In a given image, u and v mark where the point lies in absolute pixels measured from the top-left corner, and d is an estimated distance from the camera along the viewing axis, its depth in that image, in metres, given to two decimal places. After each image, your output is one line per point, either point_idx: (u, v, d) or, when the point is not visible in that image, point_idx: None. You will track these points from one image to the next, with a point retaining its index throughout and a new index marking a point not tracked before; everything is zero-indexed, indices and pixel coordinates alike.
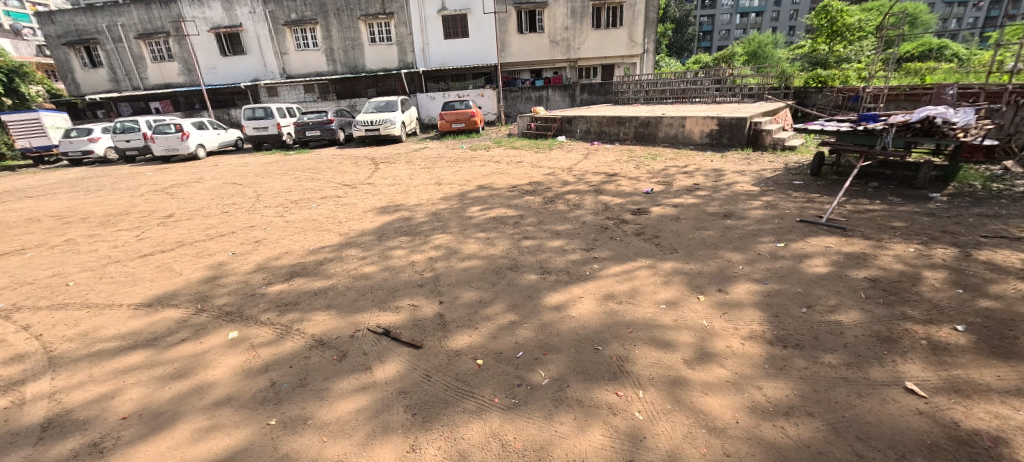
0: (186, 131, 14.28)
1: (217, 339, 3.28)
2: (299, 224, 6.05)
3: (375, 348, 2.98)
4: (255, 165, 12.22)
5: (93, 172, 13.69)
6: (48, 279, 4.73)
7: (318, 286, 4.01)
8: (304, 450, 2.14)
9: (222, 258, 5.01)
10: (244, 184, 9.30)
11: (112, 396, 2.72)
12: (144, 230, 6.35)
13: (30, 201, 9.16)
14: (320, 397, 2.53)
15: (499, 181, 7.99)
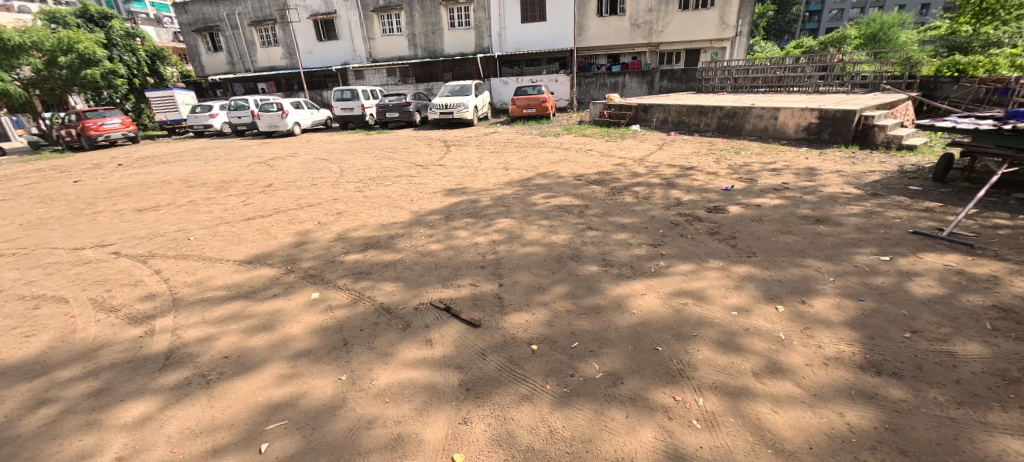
0: (285, 110, 15.83)
1: (300, 298, 3.66)
2: (375, 200, 6.49)
3: (436, 321, 3.13)
4: (341, 143, 13.26)
5: (212, 143, 15.77)
6: (174, 233, 5.57)
7: (388, 259, 4.29)
8: (367, 407, 2.34)
9: (309, 226, 5.54)
10: (331, 160, 10.14)
11: (216, 337, 3.16)
12: (248, 196, 7.21)
13: (164, 166, 10.81)
14: (384, 361, 2.72)
15: (567, 169, 7.89)
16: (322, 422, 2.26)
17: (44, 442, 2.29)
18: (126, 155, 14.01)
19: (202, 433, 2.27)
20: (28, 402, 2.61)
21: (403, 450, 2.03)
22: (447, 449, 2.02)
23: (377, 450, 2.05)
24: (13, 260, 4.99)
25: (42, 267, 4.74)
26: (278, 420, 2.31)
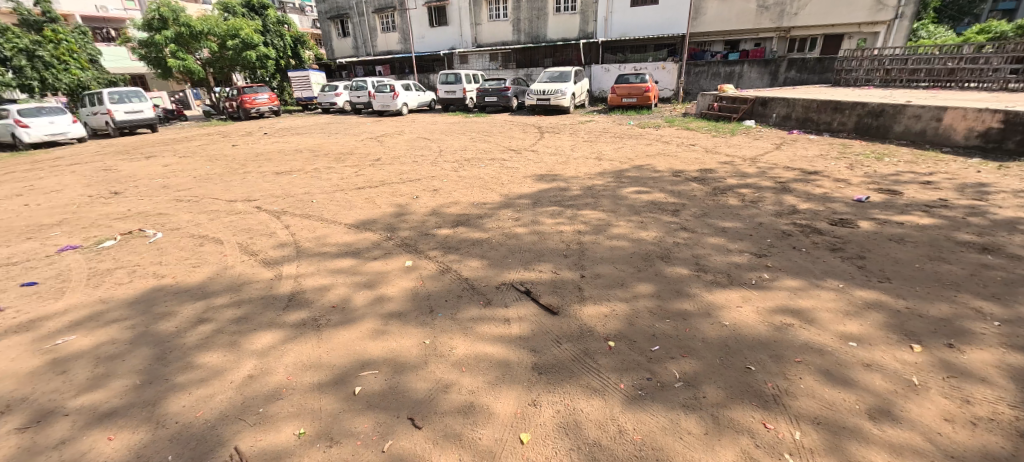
0: (396, 91, 17.19)
1: (396, 263, 4.01)
2: (469, 180, 6.78)
3: (515, 302, 3.21)
4: (442, 124, 14.06)
5: (335, 119, 17.80)
6: (301, 195, 6.45)
7: (476, 237, 4.48)
8: (445, 373, 2.51)
9: (408, 199, 6.00)
10: (432, 140, 10.83)
11: (326, 288, 3.63)
12: (360, 168, 8.03)
13: (298, 137, 12.52)
14: (464, 333, 2.88)
15: (665, 164, 7.42)
16: (404, 379, 2.48)
17: (200, 352, 2.86)
18: (270, 126, 16.49)
19: (310, 369, 2.64)
20: (191, 319, 3.27)
21: (474, 418, 2.15)
22: (514, 426, 2.09)
23: (450, 414, 2.19)
24: (189, 205, 6.23)
25: (206, 213, 5.85)
26: (370, 369, 2.59)
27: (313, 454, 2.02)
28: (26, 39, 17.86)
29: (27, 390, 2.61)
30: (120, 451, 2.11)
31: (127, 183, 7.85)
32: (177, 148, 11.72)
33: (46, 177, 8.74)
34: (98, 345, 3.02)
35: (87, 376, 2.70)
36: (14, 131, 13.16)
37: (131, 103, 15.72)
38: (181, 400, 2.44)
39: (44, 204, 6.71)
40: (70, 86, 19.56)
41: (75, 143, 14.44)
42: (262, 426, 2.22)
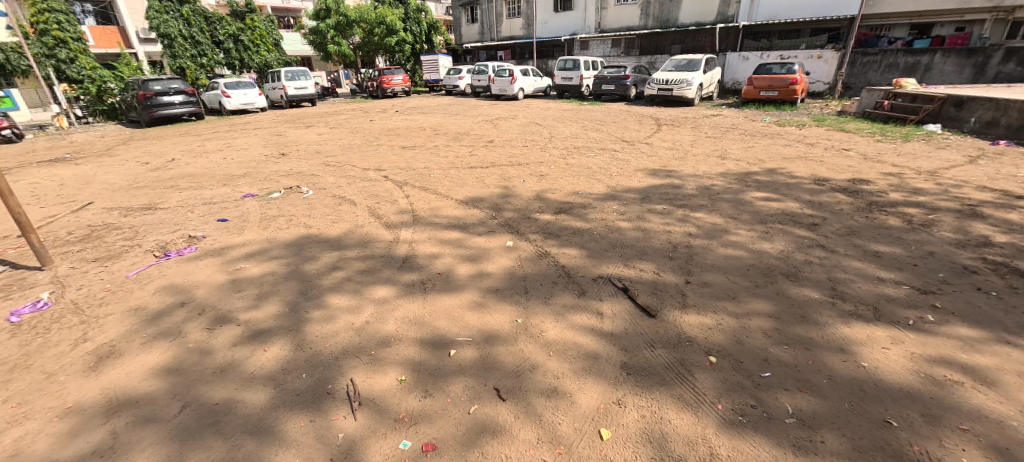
0: (515, 76, 17.59)
1: (497, 242, 4.19)
2: (576, 169, 6.72)
3: (610, 297, 3.12)
4: (556, 111, 14.08)
5: (457, 101, 18.97)
6: (421, 169, 7.08)
7: (577, 226, 4.45)
8: (532, 353, 2.57)
9: (515, 181, 6.18)
10: (544, 126, 10.93)
11: (434, 256, 3.96)
12: (475, 148, 8.49)
13: (423, 116, 13.66)
14: (554, 319, 2.90)
15: (805, 169, 6.41)
16: (494, 351, 2.61)
17: (331, 294, 3.38)
18: (402, 104, 18.26)
19: (414, 325, 2.94)
20: (327, 265, 3.87)
21: (556, 402, 2.18)
22: (595, 420, 2.06)
23: (532, 393, 2.25)
24: (333, 170, 7.28)
25: (345, 177, 6.78)
26: (464, 337, 2.78)
27: (410, 401, 2.27)
28: (234, 27, 22.38)
29: (216, 300, 3.38)
30: (270, 362, 2.63)
31: (291, 146, 9.45)
32: (329, 120, 13.69)
33: (239, 138, 10.97)
34: (263, 275, 3.76)
35: (253, 298, 3.39)
36: (221, 100, 16.70)
37: (299, 80, 18.74)
38: (315, 331, 2.93)
39: (236, 158, 8.44)
40: (260, 65, 24.06)
41: (259, 111, 17.80)
42: (373, 367, 2.56)
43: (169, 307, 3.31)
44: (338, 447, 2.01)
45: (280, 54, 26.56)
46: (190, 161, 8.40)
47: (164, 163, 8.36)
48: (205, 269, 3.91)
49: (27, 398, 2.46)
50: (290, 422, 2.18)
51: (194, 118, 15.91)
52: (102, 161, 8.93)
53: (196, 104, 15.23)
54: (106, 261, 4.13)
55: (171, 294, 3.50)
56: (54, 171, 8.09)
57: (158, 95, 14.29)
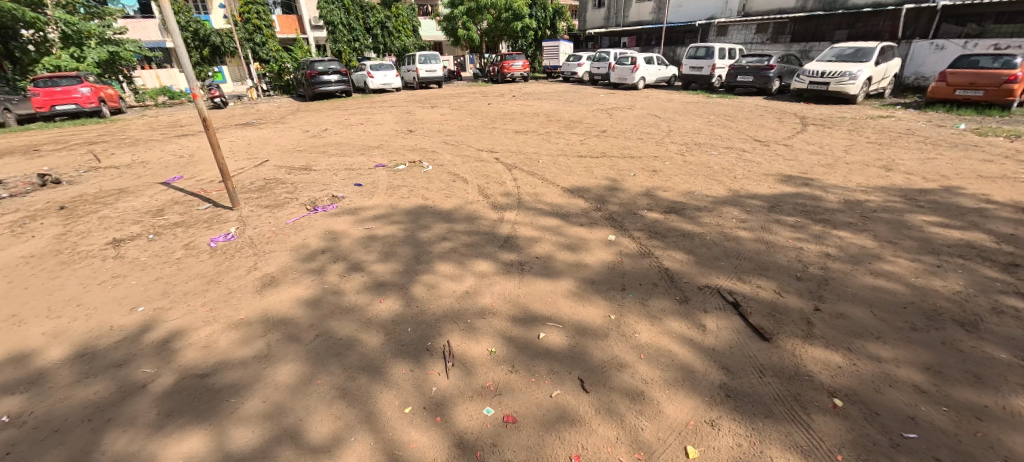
0: (637, 64, 16.70)
1: (599, 235, 4.11)
2: (695, 167, 6.19)
3: (718, 308, 2.85)
4: (679, 102, 13.07)
5: (573, 88, 18.78)
6: (531, 154, 7.22)
7: (688, 229, 4.13)
8: (621, 352, 2.50)
9: (625, 175, 5.94)
10: (663, 118, 10.24)
11: (534, 240, 4.05)
12: (586, 137, 8.35)
13: (538, 102, 13.84)
14: (649, 321, 2.77)
15: (1010, 193, 4.98)
16: (582, 342, 2.60)
17: (438, 262, 3.69)
18: (519, 90, 18.73)
19: (508, 304, 3.06)
20: (437, 235, 4.22)
21: (641, 406, 2.10)
22: (681, 435, 1.93)
23: (617, 392, 2.20)
24: (451, 148, 7.83)
25: (461, 156, 7.25)
26: (555, 324, 2.81)
27: (496, 373, 2.40)
28: (382, 15, 25.08)
29: (347, 252, 3.94)
30: (383, 313, 3.00)
31: (418, 124, 10.39)
32: (452, 102, 14.68)
33: (377, 114, 12.41)
34: (384, 236, 4.26)
35: (376, 255, 3.87)
36: (366, 80, 18.99)
37: (430, 64, 20.34)
38: (421, 292, 3.24)
39: (373, 132, 9.58)
40: (399, 50, 26.71)
41: (394, 91, 19.82)
42: (467, 334, 2.75)
43: (313, 252, 3.97)
44: (430, 399, 2.23)
45: (417, 40, 29.11)
46: (338, 131, 9.78)
47: (319, 132, 9.87)
48: (342, 224, 4.57)
49: (216, 306, 3.19)
50: (394, 368, 2.47)
51: (344, 95, 18.37)
52: (277, 127, 10.90)
53: (347, 83, 17.55)
54: (274, 208, 5.08)
55: (316, 241, 4.18)
56: (245, 133, 10.12)
57: (319, 74, 16.86)
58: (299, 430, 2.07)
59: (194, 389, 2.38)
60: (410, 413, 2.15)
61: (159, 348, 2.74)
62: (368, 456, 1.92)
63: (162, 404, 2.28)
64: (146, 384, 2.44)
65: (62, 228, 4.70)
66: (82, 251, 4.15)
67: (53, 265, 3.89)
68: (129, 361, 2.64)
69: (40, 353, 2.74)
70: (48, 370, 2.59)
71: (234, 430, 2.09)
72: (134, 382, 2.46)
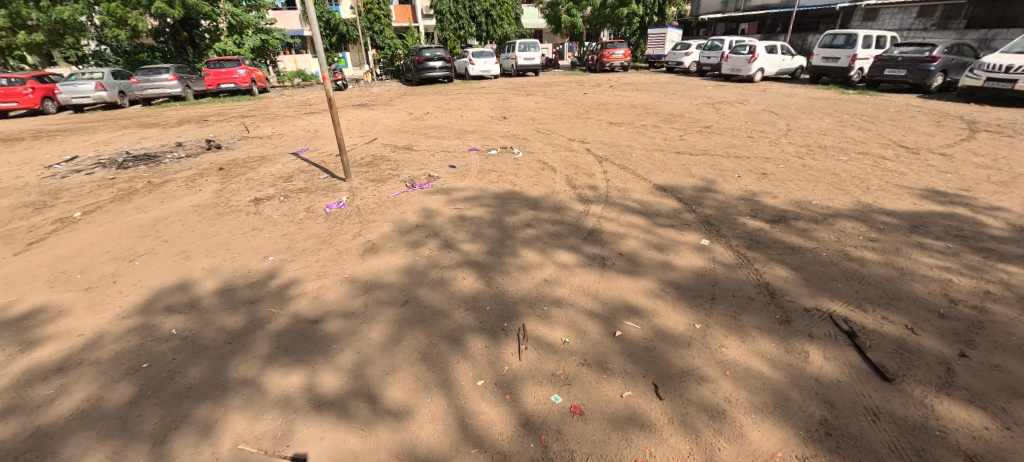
0: (756, 53, 14.99)
1: (691, 238, 3.84)
2: (815, 173, 5.44)
3: (828, 334, 2.50)
4: (802, 98, 11.56)
5: (677, 79, 17.55)
6: (624, 147, 6.94)
7: (799, 242, 3.65)
8: (703, 364, 2.33)
9: (727, 176, 5.43)
10: (781, 115, 9.14)
11: (620, 236, 3.92)
12: (687, 132, 7.79)
13: (637, 93, 13.20)
14: (741, 336, 2.53)
15: None
16: (662, 347, 2.48)
17: (520, 247, 3.77)
18: (617, 80, 18.04)
19: (586, 297, 3.03)
20: (522, 221, 4.31)
21: (720, 424, 1.94)
22: None
23: (694, 404, 2.07)
24: (542, 136, 7.87)
25: (552, 145, 7.25)
26: (632, 324, 2.71)
27: (567, 363, 2.40)
28: (487, 3, 25.70)
29: (438, 229, 4.21)
30: (465, 289, 3.17)
31: (512, 111, 10.58)
32: (547, 90, 14.67)
33: (474, 99, 12.90)
34: (473, 217, 4.46)
35: (464, 234, 4.08)
36: (467, 66, 19.78)
37: (530, 52, 20.46)
38: (502, 275, 3.35)
39: (470, 117, 9.99)
40: (501, 37, 27.29)
41: (492, 78, 20.37)
42: (542, 321, 2.78)
43: (409, 226, 4.31)
44: (502, 377, 2.32)
45: (518, 28, 29.47)
46: (439, 115, 10.38)
47: (422, 115, 10.58)
48: (435, 203, 4.88)
49: (327, 264, 3.65)
50: (471, 341, 2.61)
51: (446, 80, 19.36)
52: (386, 109, 11.91)
53: (449, 69, 18.46)
54: (379, 183, 5.60)
55: (411, 216, 4.53)
56: (360, 113, 11.24)
57: (426, 60, 17.96)
58: (382, 385, 2.30)
59: (305, 332, 2.77)
60: (482, 387, 2.26)
61: (282, 294, 3.23)
62: (440, 418, 2.07)
63: (282, 340, 2.70)
64: (270, 322, 2.90)
65: (220, 186, 5.71)
66: (232, 206, 5.01)
67: (212, 215, 4.75)
68: (260, 301, 3.16)
69: (200, 284, 3.41)
70: (204, 299, 3.20)
71: (332, 373, 2.40)
72: (262, 319, 2.94)
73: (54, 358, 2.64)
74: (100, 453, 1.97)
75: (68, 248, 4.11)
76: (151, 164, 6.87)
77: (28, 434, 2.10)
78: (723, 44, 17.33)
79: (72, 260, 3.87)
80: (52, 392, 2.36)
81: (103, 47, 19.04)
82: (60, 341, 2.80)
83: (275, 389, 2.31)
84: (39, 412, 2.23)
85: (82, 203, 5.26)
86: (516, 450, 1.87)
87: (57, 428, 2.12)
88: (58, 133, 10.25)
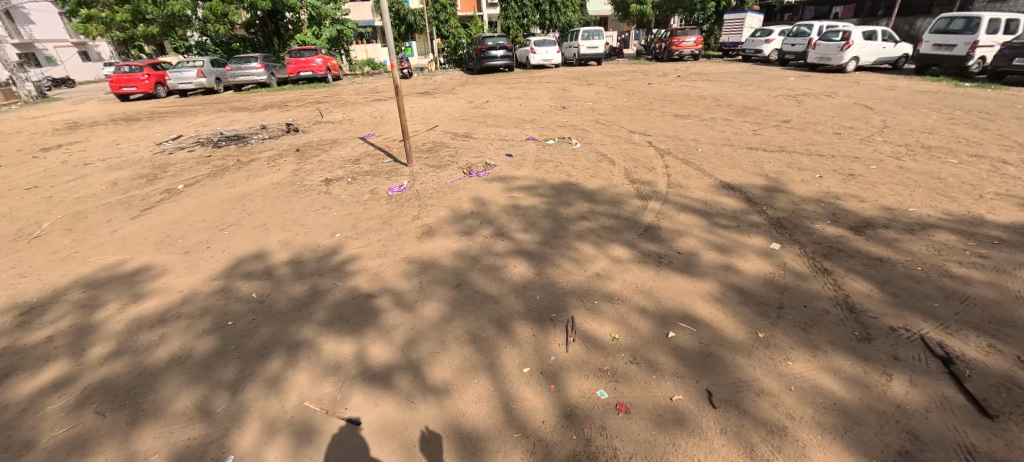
0: (851, 40, 13.41)
1: (759, 241, 3.57)
2: (914, 176, 4.82)
3: (918, 357, 2.22)
4: (904, 91, 10.26)
5: (754, 68, 16.22)
6: (689, 141, 6.58)
7: (888, 252, 3.27)
8: (765, 376, 2.18)
9: (806, 176, 4.97)
10: (875, 109, 8.19)
11: (679, 234, 3.75)
12: (761, 127, 7.20)
13: (707, 83, 12.39)
14: (811, 350, 2.33)
15: None
16: (717, 353, 2.36)
17: (573, 239, 3.74)
18: (686, 69, 17.04)
19: (639, 294, 2.94)
20: (576, 213, 4.25)
21: (780, 440, 1.81)
22: None
23: (751, 416, 1.94)
24: (602, 128, 7.67)
25: (611, 136, 7.05)
26: (687, 327, 2.59)
27: (616, 359, 2.36)
28: None
29: (492, 216, 4.27)
30: (516, 277, 3.20)
31: (572, 101, 10.38)
32: (609, 80, 14.22)
33: (534, 89, 12.82)
34: (527, 206, 4.47)
35: (516, 223, 4.11)
36: (528, 55, 19.66)
37: (593, 40, 19.85)
38: (553, 265, 3.34)
39: (529, 106, 9.95)
40: (564, 25, 26.83)
41: (553, 67, 20.09)
42: (592, 315, 2.74)
43: (464, 212, 4.42)
44: (548, 366, 2.33)
45: (582, 15, 28.72)
46: (498, 104, 10.44)
47: (481, 103, 10.71)
48: (490, 190, 4.95)
49: (387, 243, 3.85)
50: (518, 328, 2.64)
51: (507, 69, 19.41)
52: (448, 97, 12.19)
53: (511, 58, 18.47)
54: (438, 169, 5.78)
55: (467, 203, 4.64)
56: (423, 101, 11.59)
57: (488, 49, 18.07)
58: (432, 362, 2.40)
59: (364, 306, 2.96)
60: (527, 374, 2.28)
61: (345, 268, 3.46)
62: (484, 400, 2.13)
63: (343, 311, 2.91)
64: (334, 293, 3.12)
65: (296, 166, 6.19)
66: (306, 185, 5.42)
67: (289, 192, 5.19)
68: (325, 273, 3.41)
69: (276, 254, 3.75)
70: (278, 268, 3.52)
71: (387, 346, 2.55)
72: (328, 290, 3.17)
73: (158, 310, 3.04)
74: (190, 395, 2.25)
75: (171, 216, 4.69)
76: (239, 144, 7.60)
77: (136, 372, 2.45)
78: (811, 30, 15.72)
79: (173, 227, 4.41)
80: (155, 339, 2.73)
81: (204, 38, 21.22)
82: (163, 295, 3.22)
83: (335, 355, 2.49)
84: (144, 354, 2.59)
85: (184, 177, 5.95)
86: (558, 440, 1.88)
87: (158, 369, 2.46)
88: (166, 115, 11.63)
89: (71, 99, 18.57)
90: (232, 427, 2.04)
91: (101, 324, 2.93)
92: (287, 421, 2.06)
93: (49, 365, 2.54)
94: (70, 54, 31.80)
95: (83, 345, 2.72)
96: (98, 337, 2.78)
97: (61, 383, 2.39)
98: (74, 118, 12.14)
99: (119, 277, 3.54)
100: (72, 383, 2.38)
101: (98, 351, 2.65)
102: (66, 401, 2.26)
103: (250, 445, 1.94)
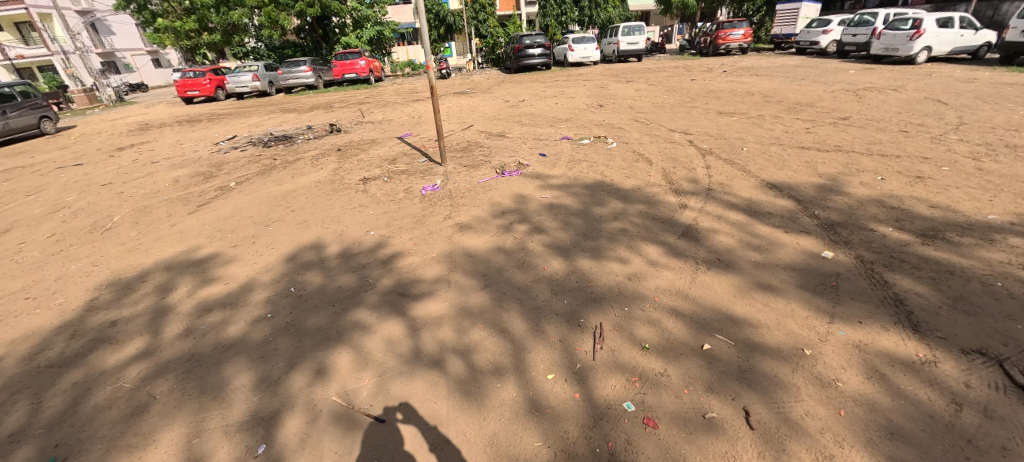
0: (922, 29, 12.20)
1: (808, 247, 3.33)
2: (993, 179, 4.31)
3: (992, 385, 1.97)
4: (985, 83, 9.24)
5: (809, 62, 15.19)
6: (734, 140, 6.23)
7: (958, 264, 2.94)
8: (810, 398, 2.00)
9: (865, 178, 4.57)
10: (951, 105, 7.39)
11: (722, 238, 3.55)
12: (815, 125, 6.70)
13: (757, 78, 11.68)
14: (865, 371, 2.13)
15: None
16: (755, 367, 2.20)
17: (606, 240, 3.63)
18: (733, 64, 16.19)
19: (677, 299, 2.81)
20: (610, 213, 4.14)
21: None
22: None
23: (795, 440, 1.79)
24: (640, 126, 7.42)
25: (650, 136, 6.80)
26: (723, 339, 2.42)
27: (647, 369, 2.25)
28: None
29: (523, 216, 4.24)
30: (546, 278, 3.14)
31: (610, 99, 10.11)
32: (650, 77, 13.75)
33: (571, 87, 12.65)
34: (560, 206, 4.39)
35: (549, 223, 4.04)
36: (566, 53, 19.32)
37: (635, 35, 19.22)
38: (585, 266, 3.26)
39: (565, 104, 9.81)
40: (604, 21, 26.41)
41: (591, 65, 19.69)
42: (624, 319, 2.64)
43: (495, 211, 4.41)
44: (575, 372, 2.25)
45: (624, 11, 27.96)
46: (533, 103, 10.35)
47: (517, 102, 10.69)
48: (525, 189, 4.92)
49: (420, 241, 3.90)
50: (546, 330, 2.59)
51: (545, 68, 19.29)
52: (484, 96, 12.24)
53: (548, 56, 18.30)
54: (472, 168, 5.80)
55: (499, 202, 4.63)
56: (459, 100, 11.74)
57: (526, 47, 18.00)
58: (453, 362, 2.38)
59: (395, 302, 3.01)
60: (553, 380, 2.21)
61: (380, 264, 3.55)
62: (507, 405, 2.08)
63: (375, 306, 2.96)
64: (368, 288, 3.20)
65: (336, 165, 6.43)
66: (345, 183, 5.62)
67: (330, 191, 5.39)
68: (360, 268, 3.50)
69: (319, 248, 3.92)
70: (318, 262, 3.66)
71: (416, 341, 2.58)
72: (365, 284, 3.25)
73: (211, 299, 3.23)
74: (235, 380, 2.37)
75: (223, 212, 4.99)
76: (286, 145, 8.00)
77: (187, 357, 2.61)
78: (876, 18, 14.47)
79: (225, 222, 4.70)
80: (207, 325, 2.90)
81: (258, 44, 22.55)
82: (214, 285, 3.42)
83: (366, 348, 2.55)
84: (195, 340, 2.76)
85: (236, 175, 6.33)
86: (582, 451, 1.81)
87: (208, 356, 2.60)
88: (223, 117, 12.45)
89: (145, 103, 20.38)
90: (266, 416, 2.12)
91: (161, 309, 3.15)
92: (319, 412, 2.12)
93: (115, 347, 2.76)
94: (144, 61, 34.95)
95: (145, 329, 2.93)
96: (156, 323, 2.98)
97: (123, 365, 2.59)
98: (145, 120, 13.24)
99: (176, 267, 3.79)
100: (134, 365, 2.58)
101: (157, 336, 2.85)
102: (126, 381, 2.44)
103: (282, 434, 2.01)
